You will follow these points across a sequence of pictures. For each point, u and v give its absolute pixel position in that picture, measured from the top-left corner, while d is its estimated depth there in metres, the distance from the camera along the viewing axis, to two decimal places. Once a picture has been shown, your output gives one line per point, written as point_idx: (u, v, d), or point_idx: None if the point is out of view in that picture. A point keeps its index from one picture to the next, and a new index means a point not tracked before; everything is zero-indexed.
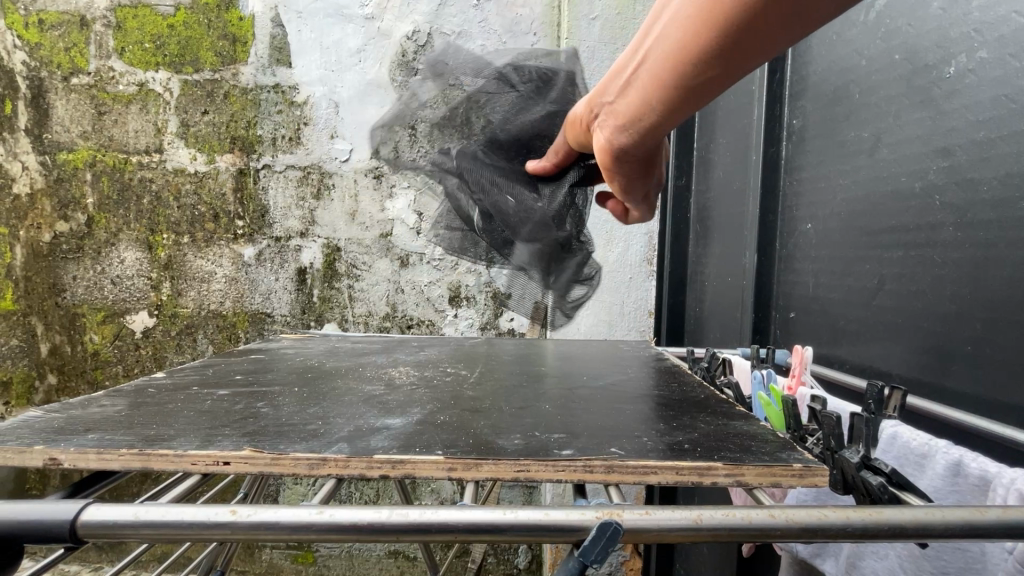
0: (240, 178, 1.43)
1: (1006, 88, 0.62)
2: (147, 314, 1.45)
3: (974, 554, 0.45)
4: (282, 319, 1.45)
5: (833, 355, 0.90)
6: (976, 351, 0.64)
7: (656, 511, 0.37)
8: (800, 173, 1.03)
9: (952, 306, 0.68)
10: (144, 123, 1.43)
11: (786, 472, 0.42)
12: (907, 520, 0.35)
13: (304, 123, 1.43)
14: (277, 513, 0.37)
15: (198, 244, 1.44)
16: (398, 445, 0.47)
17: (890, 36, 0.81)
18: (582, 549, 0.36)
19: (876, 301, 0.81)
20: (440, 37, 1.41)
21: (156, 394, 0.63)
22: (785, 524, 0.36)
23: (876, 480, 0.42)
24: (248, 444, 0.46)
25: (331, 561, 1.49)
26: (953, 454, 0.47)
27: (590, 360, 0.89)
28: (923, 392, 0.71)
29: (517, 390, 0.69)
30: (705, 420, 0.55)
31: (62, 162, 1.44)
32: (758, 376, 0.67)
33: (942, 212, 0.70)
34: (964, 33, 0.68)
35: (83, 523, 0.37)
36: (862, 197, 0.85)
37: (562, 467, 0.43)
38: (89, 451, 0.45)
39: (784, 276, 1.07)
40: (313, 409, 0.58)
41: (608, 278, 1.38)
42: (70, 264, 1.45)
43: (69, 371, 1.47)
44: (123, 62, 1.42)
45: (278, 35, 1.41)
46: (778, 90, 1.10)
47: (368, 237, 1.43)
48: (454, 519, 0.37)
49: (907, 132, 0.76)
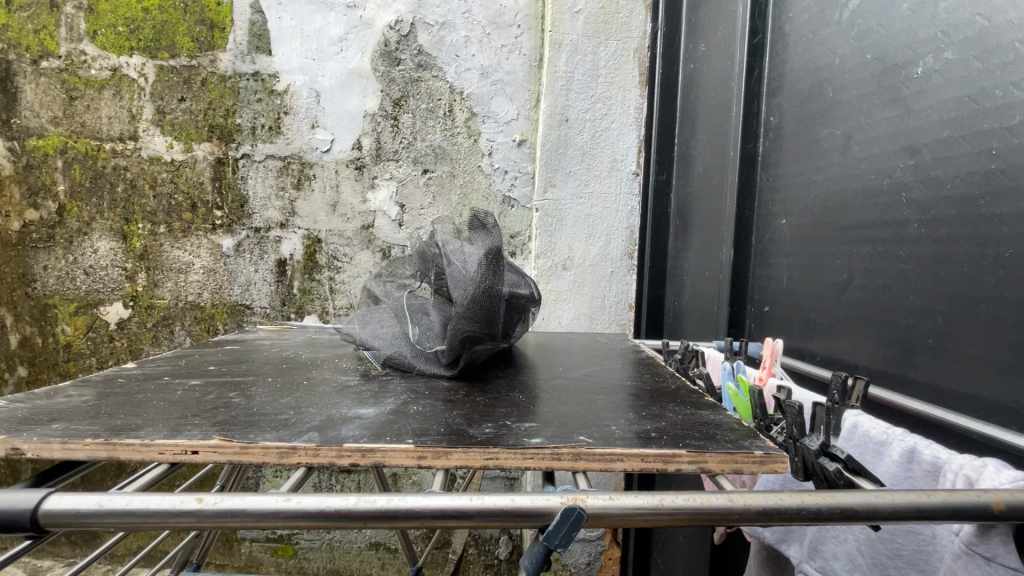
0: (218, 167, 1.41)
1: (970, 89, 0.64)
2: (122, 305, 1.42)
3: (925, 537, 0.47)
4: (262, 311, 1.43)
5: (804, 348, 0.92)
6: (936, 344, 0.66)
7: (620, 497, 0.38)
8: (776, 169, 1.05)
9: (914, 300, 0.70)
10: (118, 109, 1.39)
11: (748, 459, 0.43)
12: (859, 504, 0.37)
13: (284, 113, 1.41)
14: (245, 500, 0.37)
15: (174, 234, 1.41)
16: (370, 435, 0.47)
17: (864, 36, 0.82)
18: (548, 533, 0.37)
19: (846, 295, 0.83)
20: (424, 27, 1.39)
21: (125, 384, 0.62)
22: (744, 509, 0.37)
23: (834, 467, 0.44)
24: (217, 433, 0.46)
25: (312, 553, 1.48)
26: (908, 442, 0.49)
27: (571, 352, 0.90)
28: (887, 383, 0.74)
29: (493, 382, 0.69)
30: (674, 409, 0.56)
31: (31, 148, 1.40)
32: (728, 367, 0.69)
33: (908, 209, 0.72)
34: (932, 34, 0.70)
35: (45, 511, 0.36)
36: (834, 194, 0.87)
37: (531, 455, 0.44)
38: (52, 441, 0.44)
39: (759, 270, 1.09)
40: (286, 399, 0.58)
41: (589, 272, 1.40)
42: (42, 253, 1.41)
43: (41, 363, 1.43)
44: (95, 46, 1.38)
45: (257, 22, 1.39)
46: (755, 88, 1.11)
47: (349, 229, 1.42)
48: (422, 505, 0.37)
49: (876, 130, 0.78)
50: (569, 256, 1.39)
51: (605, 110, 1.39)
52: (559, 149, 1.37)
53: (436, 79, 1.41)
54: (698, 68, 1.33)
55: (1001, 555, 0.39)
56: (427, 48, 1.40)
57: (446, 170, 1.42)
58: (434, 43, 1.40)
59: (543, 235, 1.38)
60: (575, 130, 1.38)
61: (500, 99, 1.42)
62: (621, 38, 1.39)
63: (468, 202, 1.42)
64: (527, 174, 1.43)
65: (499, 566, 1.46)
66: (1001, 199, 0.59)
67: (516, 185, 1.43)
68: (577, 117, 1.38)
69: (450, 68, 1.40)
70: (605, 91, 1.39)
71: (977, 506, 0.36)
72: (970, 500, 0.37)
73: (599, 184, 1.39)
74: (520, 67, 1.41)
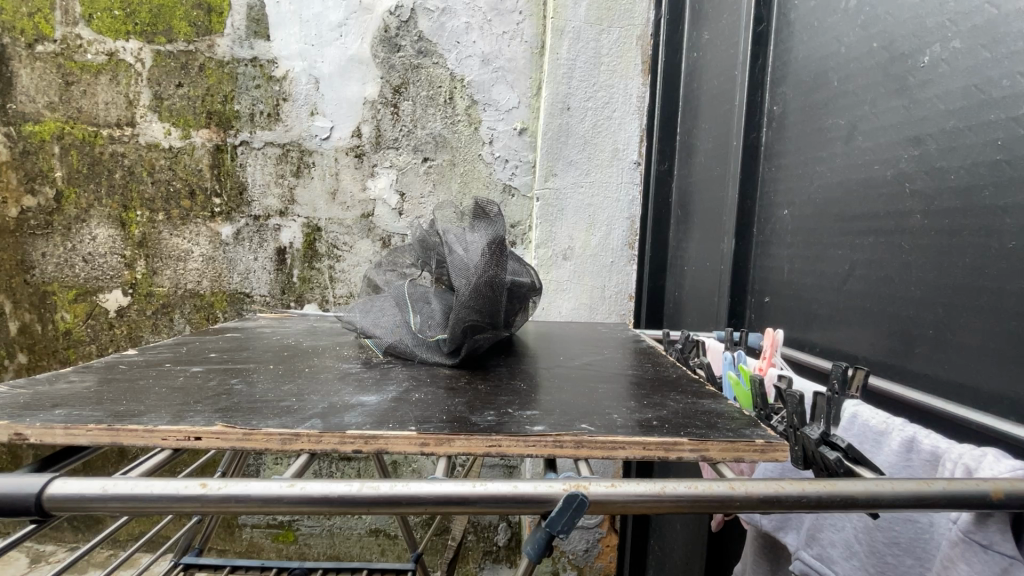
0: (216, 155, 1.40)
1: (976, 79, 0.63)
2: (122, 291, 1.42)
3: (922, 525, 0.48)
4: (261, 300, 1.43)
5: (805, 339, 0.93)
6: (937, 336, 0.67)
7: (622, 485, 0.39)
8: (778, 160, 1.04)
9: (915, 291, 0.70)
10: (115, 95, 1.38)
11: (749, 447, 0.44)
12: (859, 492, 0.37)
13: (283, 99, 1.39)
14: (248, 486, 0.38)
15: (173, 222, 1.41)
16: (372, 421, 0.47)
17: (870, 24, 0.82)
18: (550, 519, 0.38)
19: (847, 286, 0.83)
20: (423, 13, 1.38)
21: (127, 370, 0.63)
22: (745, 497, 0.38)
23: (834, 455, 0.44)
24: (220, 420, 0.47)
25: (312, 540, 1.49)
26: (908, 432, 0.49)
27: (571, 342, 0.90)
28: (887, 374, 0.74)
29: (494, 370, 0.69)
30: (675, 398, 0.56)
31: (27, 134, 1.38)
32: (729, 357, 0.69)
33: (911, 200, 0.72)
34: (939, 23, 0.69)
35: (49, 496, 0.37)
36: (837, 184, 0.87)
37: (533, 442, 0.44)
38: (56, 426, 0.44)
39: (760, 260, 1.09)
40: (288, 386, 0.58)
41: (590, 260, 1.40)
42: (39, 240, 1.40)
43: (41, 350, 1.43)
44: (91, 30, 1.36)
45: (255, 7, 1.37)
46: (759, 76, 1.10)
47: (348, 217, 1.42)
48: (425, 492, 0.38)
49: (881, 120, 0.78)
50: (570, 245, 1.38)
51: (607, 99, 1.38)
52: (559, 137, 1.37)
53: (436, 66, 1.39)
54: (700, 56, 1.32)
55: (997, 543, 0.39)
56: (427, 34, 1.38)
57: (447, 159, 1.41)
58: (434, 29, 1.38)
59: (544, 225, 1.38)
60: (576, 119, 1.37)
61: (501, 87, 1.40)
62: (623, 25, 1.38)
63: (469, 190, 1.42)
64: (528, 163, 1.42)
65: (497, 553, 1.48)
66: (1006, 190, 0.59)
67: (516, 174, 1.42)
68: (579, 105, 1.36)
69: (451, 55, 1.39)
70: (607, 79, 1.38)
71: (975, 495, 0.37)
72: (969, 488, 0.37)
73: (600, 174, 1.39)
74: (522, 55, 1.40)
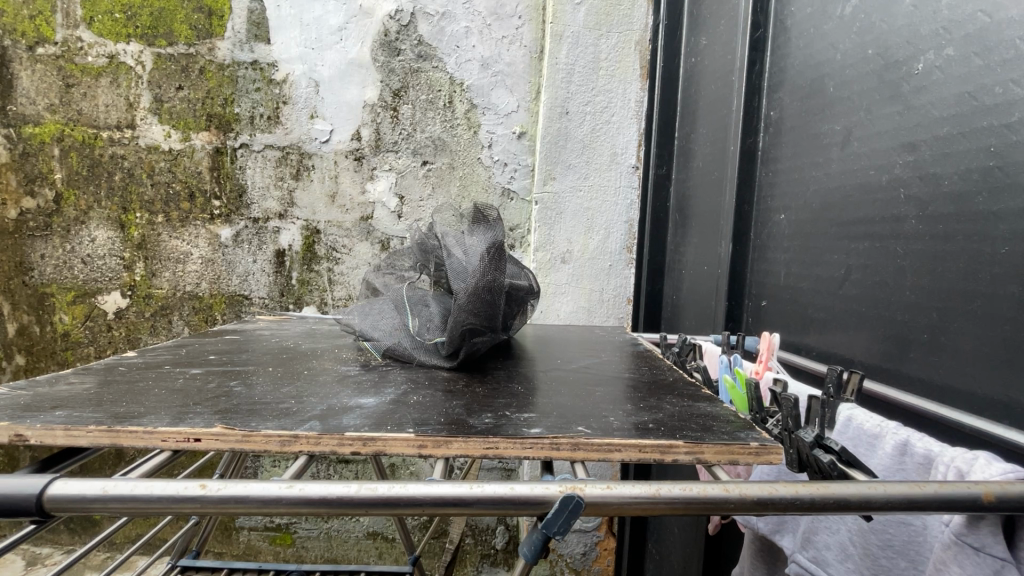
0: (216, 157, 1.40)
1: (970, 86, 0.64)
2: (121, 293, 1.42)
3: (916, 528, 0.48)
4: (260, 302, 1.43)
5: (802, 343, 0.93)
6: (931, 339, 0.67)
7: (618, 486, 0.39)
8: (775, 164, 1.05)
9: (910, 296, 0.71)
10: (115, 97, 1.38)
11: (743, 450, 0.44)
12: (851, 494, 0.38)
13: (283, 102, 1.40)
14: (247, 487, 0.38)
15: (172, 224, 1.41)
16: (371, 424, 0.48)
17: (865, 31, 0.83)
18: (547, 521, 0.38)
19: (843, 290, 0.83)
20: (423, 17, 1.38)
21: (127, 372, 0.63)
22: (738, 498, 0.38)
23: (827, 458, 0.45)
24: (220, 421, 0.47)
25: (309, 542, 1.49)
26: (901, 435, 0.49)
27: (569, 344, 0.91)
28: (883, 378, 0.75)
29: (492, 373, 0.70)
30: (671, 402, 0.57)
31: (27, 136, 1.39)
32: (725, 360, 0.70)
33: (906, 205, 0.72)
34: (933, 30, 0.70)
35: (50, 497, 0.37)
36: (833, 189, 0.87)
37: (530, 444, 0.45)
38: (56, 427, 0.44)
39: (758, 264, 1.09)
40: (287, 388, 0.59)
41: (588, 263, 1.40)
42: (39, 242, 1.41)
43: (39, 351, 1.43)
44: (92, 33, 1.37)
45: (256, 10, 1.38)
46: (756, 82, 1.11)
47: (348, 220, 1.42)
48: (423, 493, 0.38)
49: (876, 126, 0.78)
50: (568, 248, 1.39)
51: (605, 103, 1.39)
52: (558, 141, 1.37)
53: (435, 70, 1.40)
54: (698, 61, 1.33)
55: (989, 545, 0.40)
56: (427, 38, 1.39)
57: (445, 162, 1.42)
58: (434, 33, 1.39)
59: (543, 228, 1.38)
60: (576, 123, 1.38)
61: (501, 91, 1.41)
62: (622, 30, 1.38)
63: (468, 193, 1.42)
64: (527, 167, 1.43)
65: (495, 556, 1.48)
66: (998, 196, 0.60)
67: (516, 178, 1.42)
68: (577, 109, 1.37)
69: (450, 58, 1.40)
70: (605, 84, 1.39)
71: (967, 498, 0.37)
72: (960, 492, 0.37)
73: (598, 177, 1.40)
74: (521, 59, 1.41)
